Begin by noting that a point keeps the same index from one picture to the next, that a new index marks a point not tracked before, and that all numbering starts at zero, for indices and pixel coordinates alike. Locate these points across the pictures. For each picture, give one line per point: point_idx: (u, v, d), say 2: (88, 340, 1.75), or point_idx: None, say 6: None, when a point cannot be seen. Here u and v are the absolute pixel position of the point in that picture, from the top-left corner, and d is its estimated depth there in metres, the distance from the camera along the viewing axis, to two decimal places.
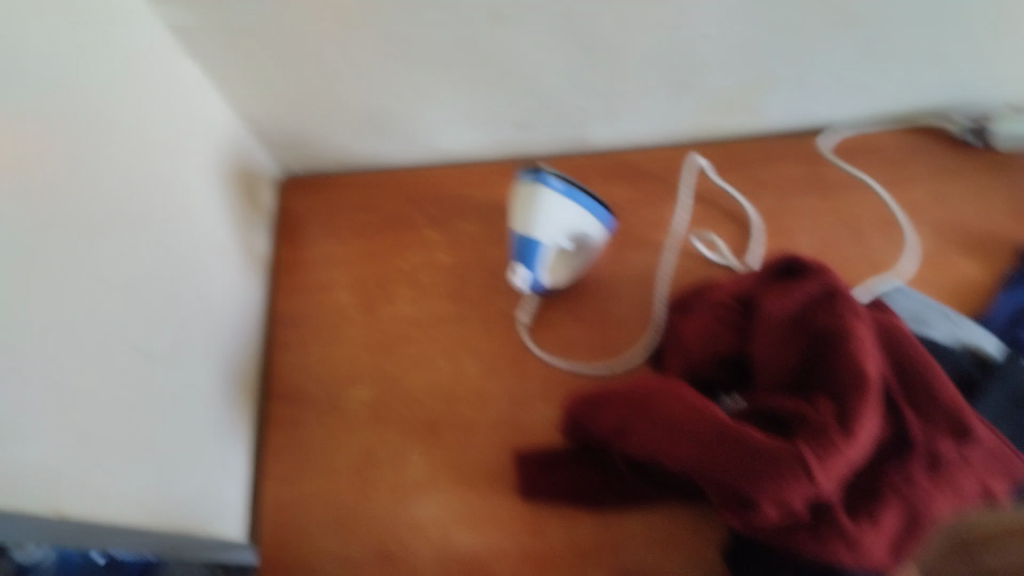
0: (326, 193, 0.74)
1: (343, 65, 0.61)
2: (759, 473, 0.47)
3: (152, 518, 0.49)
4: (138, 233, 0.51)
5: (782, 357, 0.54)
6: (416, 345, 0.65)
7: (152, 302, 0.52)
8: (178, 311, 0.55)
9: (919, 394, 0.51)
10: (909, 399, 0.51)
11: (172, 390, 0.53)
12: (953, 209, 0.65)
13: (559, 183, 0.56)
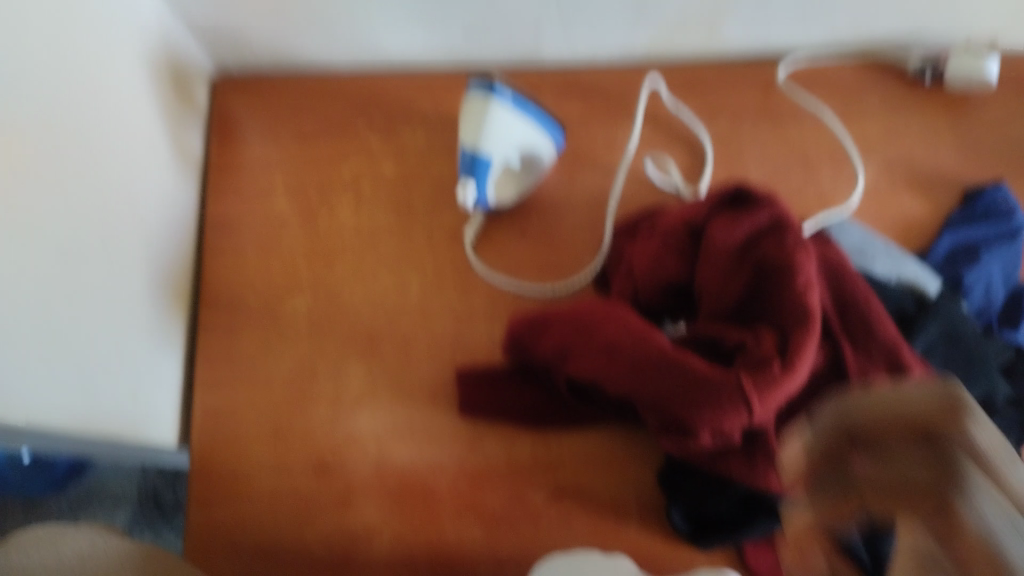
0: (265, 94, 0.69)
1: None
2: (697, 404, 0.47)
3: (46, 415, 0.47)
4: (55, 129, 0.49)
5: (729, 288, 0.53)
6: (356, 255, 0.63)
7: (72, 202, 0.51)
8: (94, 210, 0.52)
9: (858, 329, 0.51)
10: (847, 333, 0.52)
11: (85, 292, 0.51)
12: (903, 144, 0.66)
13: (509, 94, 0.56)
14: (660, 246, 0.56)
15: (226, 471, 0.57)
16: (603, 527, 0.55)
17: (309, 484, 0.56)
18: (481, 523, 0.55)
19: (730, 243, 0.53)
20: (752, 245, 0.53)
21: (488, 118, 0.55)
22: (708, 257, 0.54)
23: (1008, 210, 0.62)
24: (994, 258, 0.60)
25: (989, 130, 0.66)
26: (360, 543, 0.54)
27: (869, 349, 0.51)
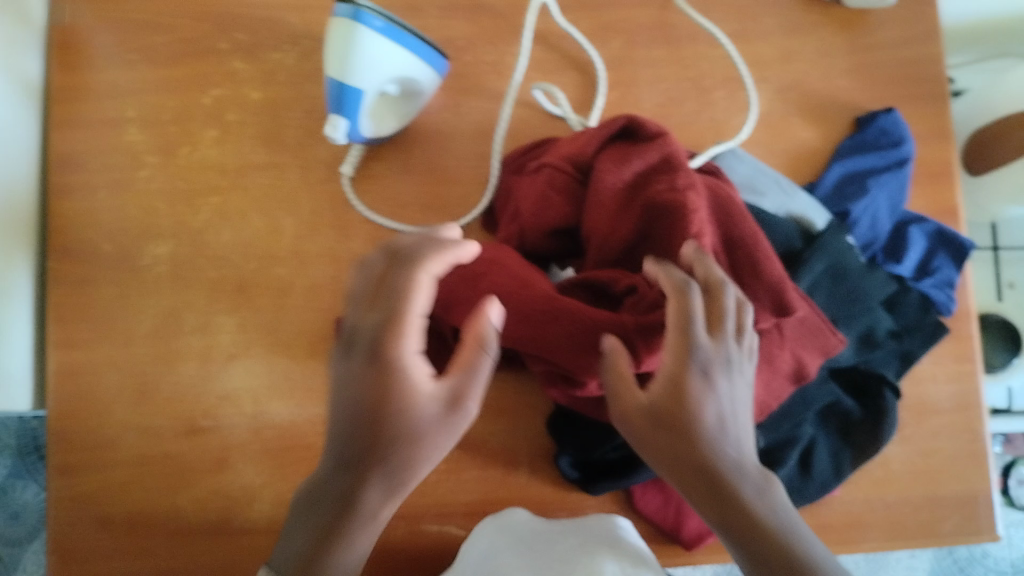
0: (110, 5, 0.60)
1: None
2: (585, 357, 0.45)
3: None
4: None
5: (616, 229, 0.49)
6: (220, 195, 0.58)
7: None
8: None
9: (744, 267, 0.47)
10: (733, 270, 0.48)
11: None
12: (801, 67, 0.63)
13: (379, 22, 0.47)
14: (547, 184, 0.52)
15: (89, 436, 0.54)
16: (493, 477, 0.55)
17: (182, 447, 0.54)
18: None
19: (619, 181, 0.49)
20: (643, 183, 0.50)
21: (354, 51, 0.47)
22: (594, 197, 0.50)
23: (898, 137, 0.60)
24: (881, 188, 0.59)
25: (888, 51, 0.64)
26: (240, 507, 0.53)
27: (753, 291, 0.47)
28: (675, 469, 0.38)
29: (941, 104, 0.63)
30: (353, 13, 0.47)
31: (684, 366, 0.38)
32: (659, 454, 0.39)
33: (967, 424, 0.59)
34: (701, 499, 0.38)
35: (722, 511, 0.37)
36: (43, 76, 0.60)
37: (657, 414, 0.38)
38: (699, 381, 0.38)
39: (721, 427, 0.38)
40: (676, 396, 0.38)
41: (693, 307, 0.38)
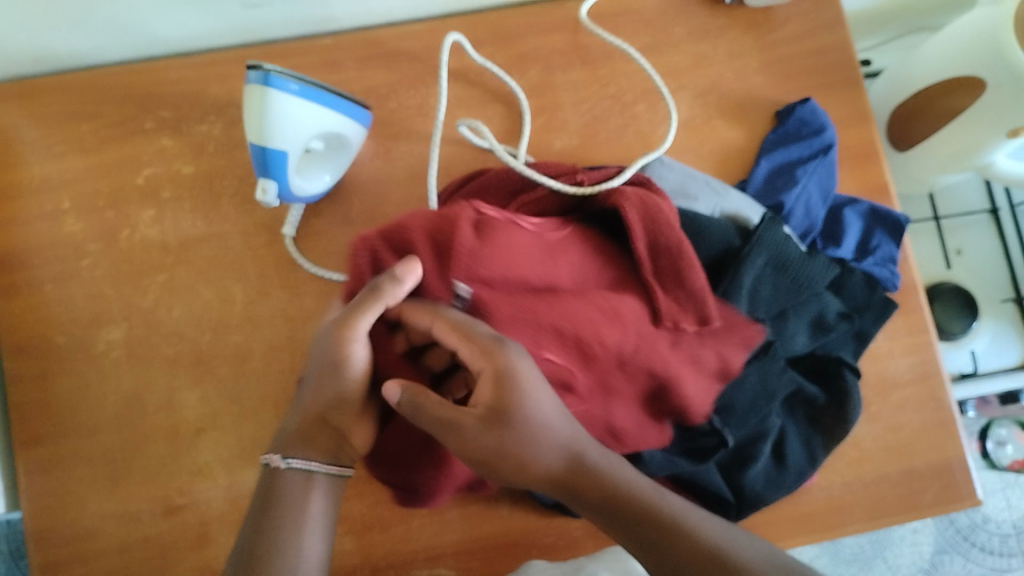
0: (32, 100, 0.60)
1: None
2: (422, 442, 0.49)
3: None
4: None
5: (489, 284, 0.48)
6: (167, 272, 0.58)
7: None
8: None
9: (668, 274, 0.49)
10: (655, 274, 0.49)
11: None
12: (715, 70, 0.65)
13: (294, 85, 0.47)
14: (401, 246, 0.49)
15: (67, 527, 0.55)
16: (474, 514, 0.57)
17: (161, 528, 0.54)
18: (351, 532, 0.56)
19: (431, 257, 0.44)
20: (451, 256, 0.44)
21: (270, 116, 0.47)
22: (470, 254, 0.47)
23: (818, 124, 0.63)
24: (810, 175, 0.61)
25: (796, 44, 0.66)
26: None
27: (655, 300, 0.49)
28: (535, 478, 0.42)
29: (855, 87, 0.65)
30: (265, 80, 0.47)
31: (502, 393, 0.41)
32: (506, 471, 0.42)
33: (931, 393, 0.61)
34: (566, 494, 0.42)
35: (589, 506, 0.41)
36: None
37: (493, 411, 0.41)
38: (539, 393, 0.41)
39: (560, 428, 0.41)
40: (503, 423, 0.41)
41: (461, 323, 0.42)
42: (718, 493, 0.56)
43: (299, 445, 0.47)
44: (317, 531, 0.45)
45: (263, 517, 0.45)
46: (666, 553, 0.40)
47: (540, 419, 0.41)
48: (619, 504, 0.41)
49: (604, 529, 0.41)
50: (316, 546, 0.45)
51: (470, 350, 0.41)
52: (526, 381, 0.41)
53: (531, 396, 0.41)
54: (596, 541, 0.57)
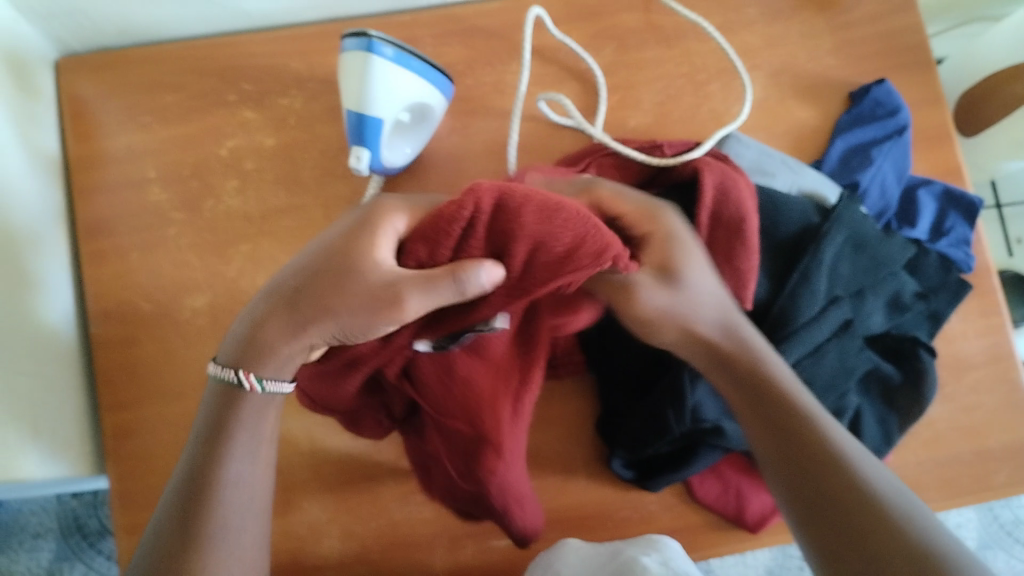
0: (117, 72, 0.61)
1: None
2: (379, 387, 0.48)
3: None
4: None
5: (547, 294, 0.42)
6: (249, 242, 0.59)
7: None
8: None
9: (721, 253, 0.51)
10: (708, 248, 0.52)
11: None
12: (789, 51, 0.65)
13: (390, 49, 0.48)
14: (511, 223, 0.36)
15: (151, 488, 0.56)
16: (551, 483, 0.57)
17: None
18: (429, 500, 0.57)
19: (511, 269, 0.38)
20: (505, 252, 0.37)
21: (370, 80, 0.49)
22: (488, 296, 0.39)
23: (893, 105, 0.63)
24: (885, 156, 0.62)
25: (871, 26, 0.66)
26: (310, 541, 0.56)
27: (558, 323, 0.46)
28: (692, 341, 0.47)
29: (929, 71, 0.65)
30: (365, 43, 0.48)
31: (670, 253, 0.45)
32: (668, 332, 0.47)
33: (1004, 374, 0.61)
34: (713, 361, 0.47)
35: (736, 378, 0.46)
36: (61, 150, 0.61)
37: (665, 272, 0.45)
38: (640, 280, 0.45)
39: (715, 293, 0.47)
40: (674, 285, 0.45)
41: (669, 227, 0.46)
42: None
43: (278, 356, 0.42)
44: (250, 455, 0.44)
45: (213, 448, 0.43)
46: (789, 436, 0.43)
47: (697, 289, 0.46)
48: (766, 387, 0.45)
49: (741, 403, 0.46)
50: (256, 472, 0.44)
51: (641, 216, 0.46)
52: (683, 237, 0.46)
53: (695, 256, 0.46)
54: (672, 515, 0.57)
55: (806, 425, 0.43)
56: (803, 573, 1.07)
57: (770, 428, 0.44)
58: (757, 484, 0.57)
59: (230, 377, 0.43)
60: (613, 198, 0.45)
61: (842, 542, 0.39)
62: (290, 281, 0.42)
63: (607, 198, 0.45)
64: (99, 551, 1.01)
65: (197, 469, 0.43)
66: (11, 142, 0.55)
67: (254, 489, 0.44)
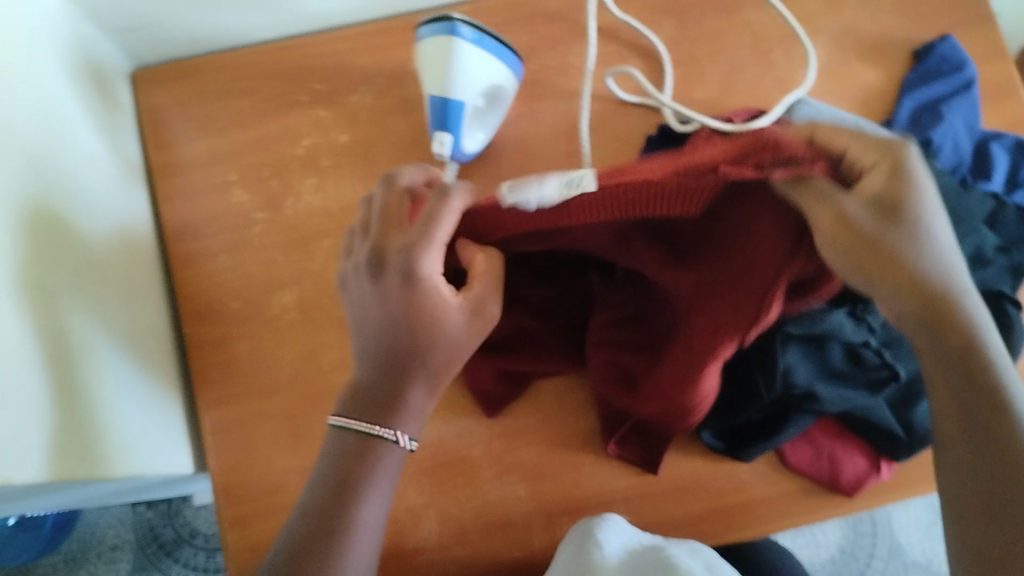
0: (191, 80, 0.63)
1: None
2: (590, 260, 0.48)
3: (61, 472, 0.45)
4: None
5: (756, 242, 0.38)
6: (331, 237, 0.60)
7: (19, 259, 0.44)
8: (47, 250, 0.47)
9: None
10: None
11: (61, 336, 0.47)
12: (848, 14, 0.65)
13: (470, 32, 0.49)
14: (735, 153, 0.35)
15: (252, 482, 0.57)
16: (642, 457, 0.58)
17: None
18: (523, 480, 0.57)
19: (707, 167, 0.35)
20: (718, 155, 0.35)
21: (452, 64, 0.50)
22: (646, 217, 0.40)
23: (959, 61, 0.63)
24: (955, 113, 0.62)
25: None
26: (410, 528, 0.57)
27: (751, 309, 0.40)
28: (900, 293, 0.40)
29: (991, 25, 0.65)
30: (446, 27, 0.49)
31: (898, 186, 0.38)
32: (871, 274, 0.39)
33: None
34: (921, 321, 0.41)
35: (941, 348, 0.41)
36: (142, 158, 0.63)
37: (882, 203, 0.38)
38: (852, 206, 0.37)
39: (936, 244, 0.40)
40: (890, 223, 0.39)
41: (908, 157, 0.39)
42: (888, 429, 0.56)
43: (408, 409, 0.47)
44: (379, 498, 0.47)
45: (345, 493, 0.46)
46: (975, 400, 0.41)
47: (925, 221, 0.40)
48: (969, 347, 0.41)
49: (937, 371, 0.41)
50: (380, 514, 0.47)
51: (863, 149, 0.38)
52: (917, 172, 0.39)
53: (925, 193, 0.39)
54: (765, 483, 0.57)
55: (1010, 413, 0.40)
56: (875, 552, 1.06)
57: (964, 397, 0.41)
58: (850, 448, 0.57)
59: (369, 433, 0.46)
60: (834, 132, 0.38)
61: (992, 515, 0.39)
62: (375, 341, 0.47)
63: (822, 133, 0.38)
64: (176, 559, 1.03)
65: (325, 515, 0.46)
66: (100, 151, 0.56)
67: (376, 530, 0.47)
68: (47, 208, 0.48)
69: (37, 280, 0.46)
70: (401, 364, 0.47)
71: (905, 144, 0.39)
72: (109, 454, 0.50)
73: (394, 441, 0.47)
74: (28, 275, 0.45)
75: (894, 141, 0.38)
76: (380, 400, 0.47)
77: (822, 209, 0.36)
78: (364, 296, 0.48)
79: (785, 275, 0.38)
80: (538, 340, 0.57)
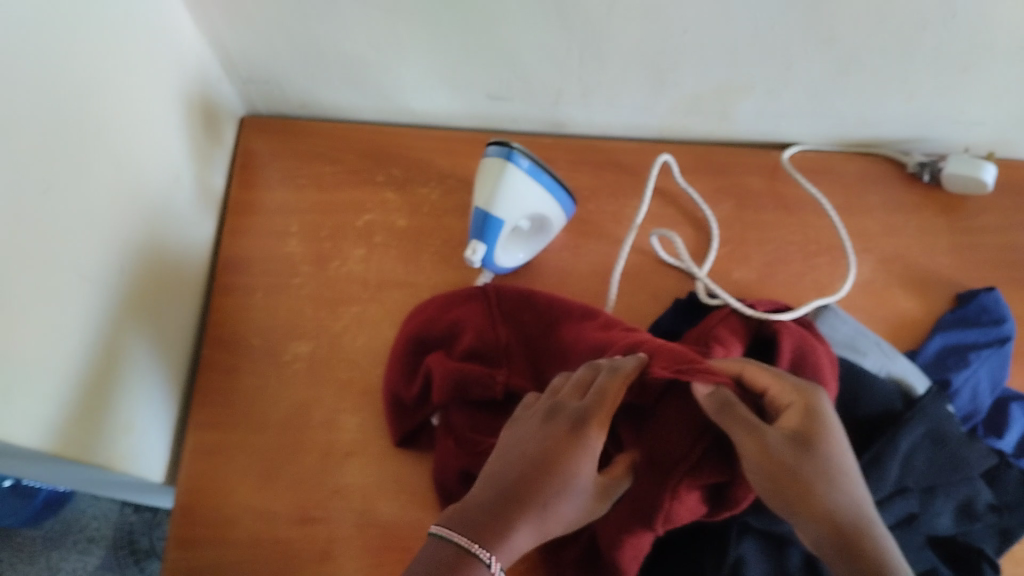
0: (291, 136, 0.70)
1: (313, 11, 0.58)
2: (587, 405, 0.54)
3: (48, 441, 0.48)
4: (64, 177, 0.49)
5: (666, 442, 0.50)
6: (360, 305, 0.65)
7: (75, 250, 0.50)
8: (104, 244, 0.53)
9: None
10: None
11: (90, 320, 0.52)
12: (900, 242, 0.68)
13: (526, 163, 0.54)
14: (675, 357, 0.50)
15: (213, 508, 0.59)
16: None
17: (293, 534, 0.58)
18: None
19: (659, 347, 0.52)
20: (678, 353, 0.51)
21: (501, 186, 0.54)
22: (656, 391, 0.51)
23: (999, 315, 0.63)
24: (982, 361, 0.61)
25: (988, 234, 0.68)
26: None
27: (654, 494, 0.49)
28: (817, 518, 0.43)
29: None
30: (504, 153, 0.54)
31: (812, 424, 0.47)
32: (790, 493, 0.44)
33: None
34: (839, 549, 0.42)
35: (854, 566, 0.41)
36: (225, 192, 0.69)
37: (798, 434, 0.46)
38: (774, 434, 0.46)
39: (850, 482, 0.45)
40: (805, 448, 0.46)
41: (824, 404, 0.48)
42: None
43: (514, 547, 0.43)
44: None
45: None
46: None
47: (845, 461, 0.46)
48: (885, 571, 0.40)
49: None
50: None
51: (782, 387, 0.49)
52: (834, 424, 0.47)
53: (837, 439, 0.47)
54: None
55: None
56: None
57: None
58: None
59: (466, 548, 0.42)
60: (761, 375, 0.50)
61: None
62: (501, 472, 0.46)
63: (749, 371, 0.50)
64: (142, 570, 1.00)
65: None
66: (188, 176, 0.63)
67: None
68: (117, 209, 0.54)
69: (84, 266, 0.51)
70: (512, 496, 0.45)
71: (819, 393, 0.49)
72: (100, 441, 0.54)
73: (485, 561, 0.41)
74: (78, 259, 0.50)
75: (810, 389, 0.49)
76: (485, 525, 0.43)
77: (745, 434, 0.45)
78: (521, 430, 0.48)
79: (683, 469, 0.48)
80: None
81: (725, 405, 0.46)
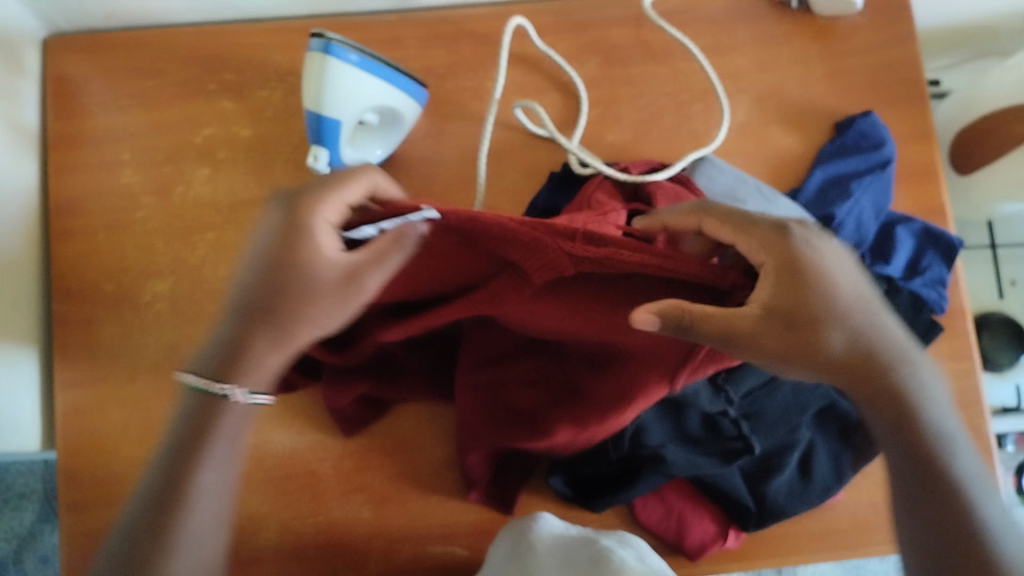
0: (105, 53, 0.62)
1: None
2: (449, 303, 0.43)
3: None
4: None
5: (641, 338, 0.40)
6: (216, 231, 0.60)
7: None
8: None
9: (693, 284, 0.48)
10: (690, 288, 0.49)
11: None
12: (775, 77, 0.65)
13: (350, 56, 0.51)
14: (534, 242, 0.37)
15: (98, 470, 0.56)
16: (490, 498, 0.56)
17: None
18: (368, 502, 0.56)
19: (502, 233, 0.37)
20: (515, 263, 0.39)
21: (327, 84, 0.51)
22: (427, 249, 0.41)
23: (878, 138, 0.61)
24: (865, 190, 0.60)
25: (863, 54, 0.65)
26: (248, 536, 0.55)
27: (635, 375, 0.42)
28: (812, 371, 0.40)
29: (920, 106, 0.64)
30: (324, 48, 0.50)
31: (785, 290, 0.38)
32: (787, 368, 0.40)
33: (970, 422, 0.58)
34: (850, 382, 0.41)
35: (874, 390, 0.41)
36: (41, 126, 0.61)
37: (782, 311, 0.38)
38: (761, 290, 0.38)
39: (852, 311, 0.40)
40: (793, 325, 0.38)
41: (794, 249, 0.39)
42: (739, 501, 0.55)
43: (256, 366, 0.46)
44: (220, 459, 0.47)
45: (187, 470, 0.46)
46: (916, 463, 0.43)
47: (831, 277, 0.40)
48: (900, 409, 0.42)
49: (881, 424, 0.43)
50: (227, 476, 0.48)
51: (751, 242, 0.39)
52: (812, 255, 0.39)
53: (828, 276, 0.40)
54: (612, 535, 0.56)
55: (947, 486, 0.42)
56: None
57: (910, 477, 0.43)
58: (700, 511, 0.56)
59: (213, 388, 0.46)
60: (715, 227, 0.41)
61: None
62: (251, 294, 0.46)
63: (709, 226, 0.41)
64: None
65: (175, 480, 0.46)
66: None
67: (222, 490, 0.48)
68: None
69: None
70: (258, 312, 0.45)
71: (785, 227, 0.40)
72: None
73: (235, 397, 0.46)
74: None
75: (774, 227, 0.40)
76: (233, 355, 0.46)
77: (742, 357, 0.37)
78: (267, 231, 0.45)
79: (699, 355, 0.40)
80: (406, 371, 0.55)
81: (725, 298, 0.39)
